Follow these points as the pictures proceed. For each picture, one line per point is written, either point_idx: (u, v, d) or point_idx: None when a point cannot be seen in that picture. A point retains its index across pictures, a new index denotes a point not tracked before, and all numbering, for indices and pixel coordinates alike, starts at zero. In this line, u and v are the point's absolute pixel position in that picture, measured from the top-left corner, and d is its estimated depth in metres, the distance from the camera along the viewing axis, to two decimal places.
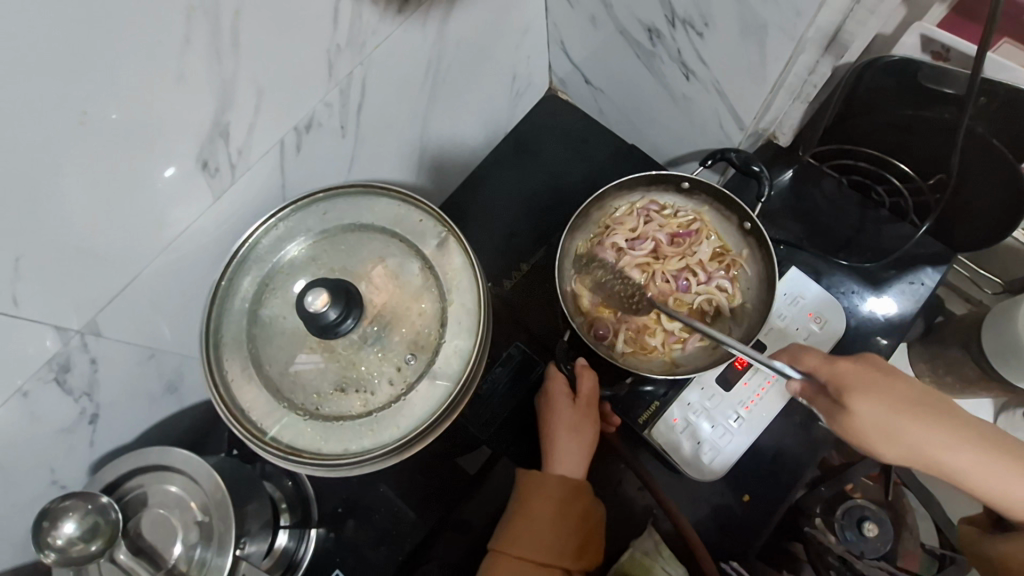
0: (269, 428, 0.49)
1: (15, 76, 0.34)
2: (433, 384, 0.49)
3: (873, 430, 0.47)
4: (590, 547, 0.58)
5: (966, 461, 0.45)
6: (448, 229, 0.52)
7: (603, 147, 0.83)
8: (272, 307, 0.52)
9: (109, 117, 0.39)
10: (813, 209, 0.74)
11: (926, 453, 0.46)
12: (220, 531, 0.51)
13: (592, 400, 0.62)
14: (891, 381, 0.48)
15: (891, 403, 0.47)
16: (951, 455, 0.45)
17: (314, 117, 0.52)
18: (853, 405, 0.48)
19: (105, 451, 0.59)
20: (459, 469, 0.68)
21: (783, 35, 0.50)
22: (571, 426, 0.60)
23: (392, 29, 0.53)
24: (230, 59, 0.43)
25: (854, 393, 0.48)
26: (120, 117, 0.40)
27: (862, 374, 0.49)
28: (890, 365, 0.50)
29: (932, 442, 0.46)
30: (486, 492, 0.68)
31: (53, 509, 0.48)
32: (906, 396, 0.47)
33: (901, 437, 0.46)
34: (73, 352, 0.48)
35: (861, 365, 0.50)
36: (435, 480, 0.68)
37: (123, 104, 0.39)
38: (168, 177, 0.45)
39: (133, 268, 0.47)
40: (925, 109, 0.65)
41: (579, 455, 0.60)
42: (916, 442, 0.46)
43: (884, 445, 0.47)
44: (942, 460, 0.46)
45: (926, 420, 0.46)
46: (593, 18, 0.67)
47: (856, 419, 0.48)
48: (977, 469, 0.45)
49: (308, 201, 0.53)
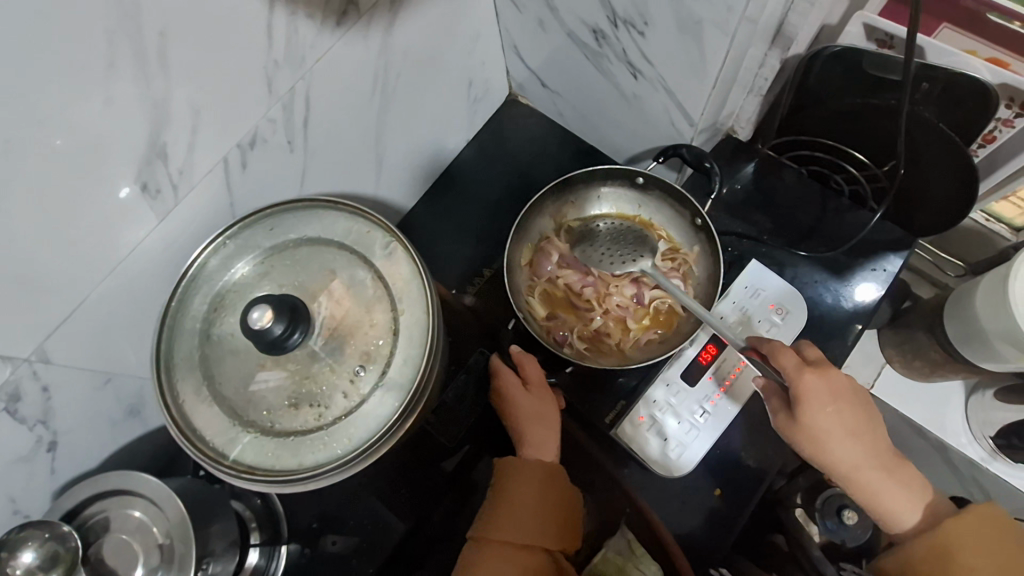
0: (225, 448, 0.49)
1: None
2: (385, 395, 0.49)
3: (807, 434, 0.55)
4: (571, 526, 0.58)
5: (862, 475, 0.55)
6: (396, 240, 0.52)
7: (565, 149, 0.83)
8: (226, 324, 0.52)
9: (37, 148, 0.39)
10: (776, 201, 0.75)
11: (834, 460, 0.55)
12: (181, 554, 0.51)
13: (544, 384, 0.63)
14: (844, 401, 0.55)
15: (837, 419, 0.54)
16: (854, 468, 0.55)
17: (258, 133, 0.52)
18: (803, 415, 0.54)
19: (67, 478, 0.59)
20: (438, 471, 0.67)
21: (717, 30, 0.50)
22: (533, 414, 0.61)
23: (333, 42, 0.53)
24: (160, 80, 0.43)
25: (807, 407, 0.54)
26: (53, 146, 0.40)
27: (823, 392, 0.54)
28: (847, 384, 0.55)
29: (843, 456, 0.55)
30: (466, 517, 0.68)
31: (10, 540, 0.48)
32: (843, 420, 0.54)
33: (829, 447, 0.54)
34: (23, 379, 0.47)
35: (826, 380, 0.55)
36: (408, 489, 0.67)
37: (50, 133, 0.39)
38: (109, 206, 0.45)
39: (76, 294, 0.47)
40: (874, 96, 0.65)
41: (551, 439, 0.61)
42: (831, 451, 0.55)
43: (807, 446, 0.56)
44: (843, 468, 0.55)
45: (856, 442, 0.55)
46: (540, 21, 0.67)
47: (800, 424, 0.55)
48: (868, 482, 0.55)
49: (255, 217, 0.53)
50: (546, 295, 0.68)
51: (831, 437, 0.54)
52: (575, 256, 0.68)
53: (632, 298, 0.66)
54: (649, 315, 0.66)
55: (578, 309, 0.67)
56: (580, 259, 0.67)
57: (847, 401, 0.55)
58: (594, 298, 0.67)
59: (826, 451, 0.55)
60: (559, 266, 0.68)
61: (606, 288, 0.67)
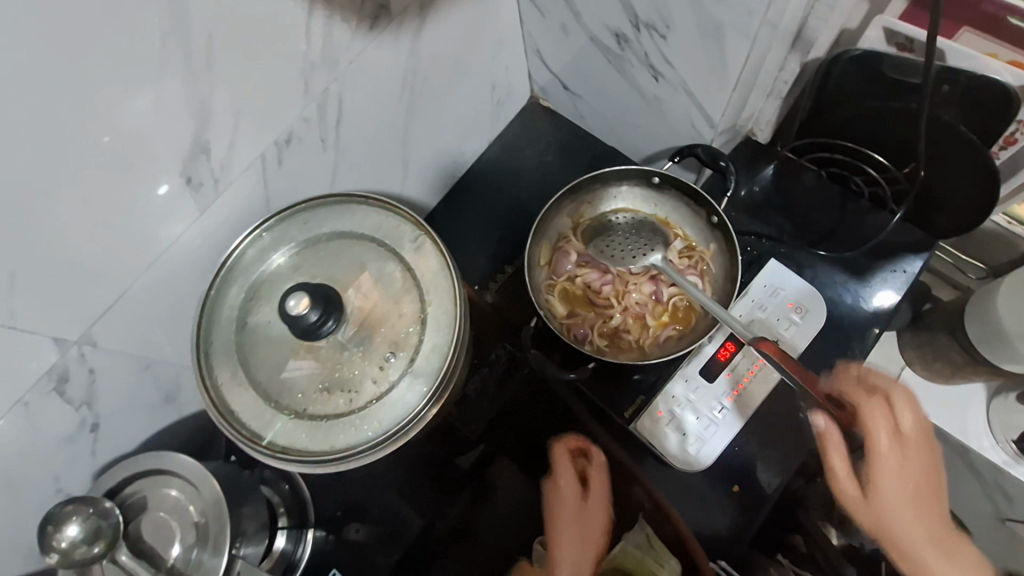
0: (260, 430, 0.51)
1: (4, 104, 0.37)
2: (413, 381, 0.51)
3: (844, 476, 0.64)
4: None
5: (910, 532, 0.61)
6: (424, 233, 0.55)
7: (585, 151, 0.85)
8: (262, 314, 0.55)
9: (93, 143, 0.42)
10: (795, 202, 0.76)
11: (878, 510, 0.63)
12: (216, 531, 0.54)
13: (599, 509, 0.63)
14: (897, 453, 0.64)
15: (895, 465, 0.63)
16: (902, 520, 0.62)
17: (294, 132, 0.55)
18: (831, 460, 0.63)
19: (106, 460, 0.61)
20: (455, 469, 0.68)
21: (737, 33, 0.52)
22: (576, 522, 0.62)
23: (365, 45, 0.56)
24: (207, 80, 0.45)
25: (835, 453, 0.63)
26: (108, 142, 0.43)
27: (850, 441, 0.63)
28: (908, 439, 0.64)
29: (883, 505, 0.63)
30: (490, 513, 0.68)
31: (56, 514, 0.51)
32: (895, 465, 0.63)
33: (880, 488, 0.63)
34: (70, 362, 0.50)
35: (868, 428, 0.64)
36: (430, 485, 0.69)
37: (106, 130, 0.42)
38: (158, 199, 0.48)
39: (122, 282, 0.50)
40: (894, 100, 0.66)
41: (587, 555, 0.60)
42: (872, 496, 0.63)
43: (850, 493, 0.64)
44: (871, 517, 0.63)
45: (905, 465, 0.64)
46: (563, 26, 0.69)
47: (834, 471, 0.64)
48: (912, 541, 0.61)
49: (290, 212, 0.55)
50: (565, 294, 0.69)
51: (869, 480, 0.64)
52: (593, 254, 0.69)
53: (650, 294, 0.68)
54: (668, 311, 0.67)
55: (597, 307, 0.68)
56: (597, 257, 0.69)
57: (897, 455, 0.64)
58: (613, 296, 0.68)
59: (870, 496, 0.64)
60: (577, 265, 0.69)
61: (624, 285, 0.68)
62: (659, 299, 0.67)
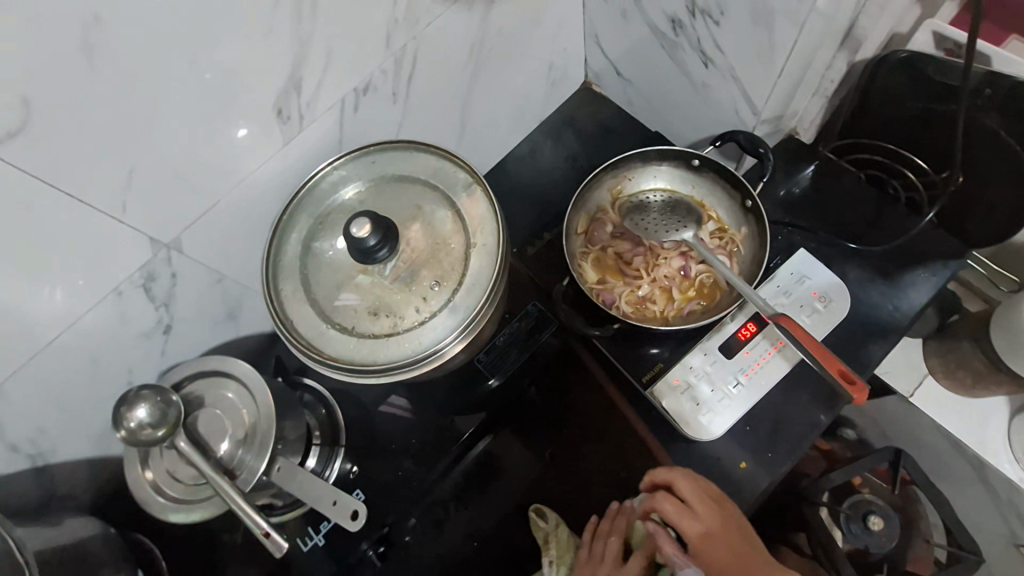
0: (313, 341, 0.57)
1: (153, 22, 0.43)
2: (452, 312, 0.56)
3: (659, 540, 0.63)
4: None
5: None
6: (477, 183, 0.60)
7: (631, 135, 0.89)
8: (322, 241, 0.60)
9: (206, 75, 0.49)
10: (831, 199, 0.79)
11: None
12: (264, 432, 0.60)
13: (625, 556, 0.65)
14: (694, 520, 0.62)
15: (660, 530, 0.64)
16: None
17: (371, 82, 0.61)
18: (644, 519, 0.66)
19: (172, 362, 0.68)
20: (455, 428, 0.73)
21: (788, 20, 0.55)
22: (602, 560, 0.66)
23: (443, 9, 0.61)
24: (308, 22, 0.52)
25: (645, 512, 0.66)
26: (213, 78, 0.49)
27: (674, 511, 0.63)
28: (704, 510, 0.62)
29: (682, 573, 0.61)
30: (506, 477, 0.76)
31: (129, 396, 0.57)
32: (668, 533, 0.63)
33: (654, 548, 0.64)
34: (159, 262, 0.57)
35: (675, 500, 0.63)
36: (436, 438, 0.73)
37: (210, 62, 0.48)
38: (242, 137, 0.55)
39: (212, 196, 0.57)
40: (937, 104, 0.68)
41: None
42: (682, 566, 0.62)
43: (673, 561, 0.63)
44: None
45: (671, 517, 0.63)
46: (623, 11, 0.74)
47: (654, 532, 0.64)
48: None
49: (359, 153, 0.61)
50: (598, 261, 0.73)
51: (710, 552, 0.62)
52: (628, 227, 0.73)
53: (678, 270, 0.71)
54: (694, 287, 0.71)
55: (627, 277, 0.72)
56: (631, 229, 0.72)
57: (690, 525, 0.62)
58: (642, 268, 0.71)
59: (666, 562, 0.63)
60: (612, 236, 0.73)
61: (653, 258, 0.71)
62: (687, 274, 0.71)
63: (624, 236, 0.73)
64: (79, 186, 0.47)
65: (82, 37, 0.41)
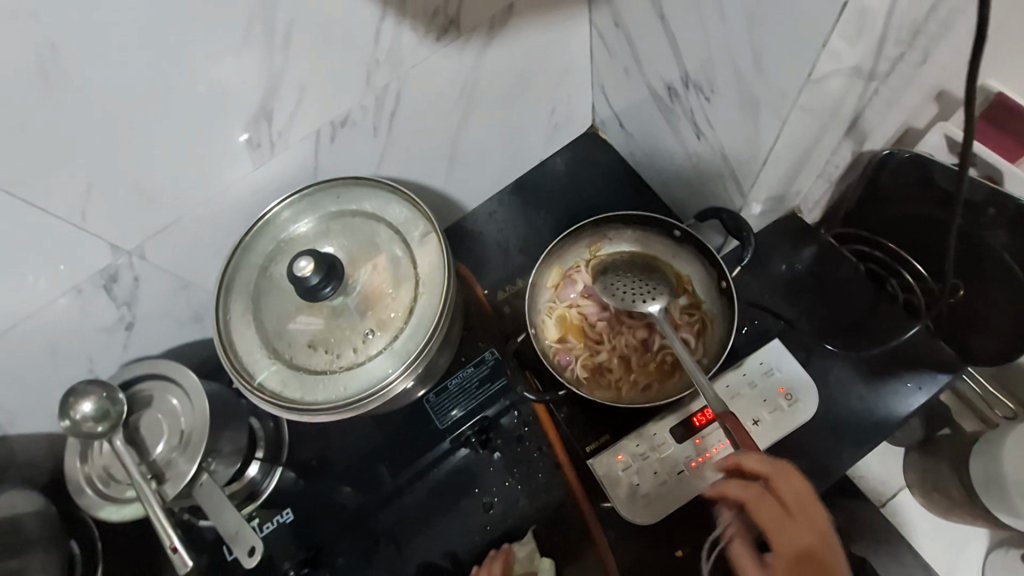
0: (249, 366, 0.58)
1: (125, 48, 0.45)
2: (385, 359, 0.56)
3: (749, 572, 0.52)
4: None
5: None
6: (433, 231, 0.60)
7: (629, 189, 0.86)
8: (280, 267, 0.61)
9: (195, 90, 0.50)
10: (824, 288, 0.74)
11: None
12: (194, 446, 0.61)
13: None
14: (798, 527, 0.50)
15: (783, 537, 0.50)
16: None
17: (349, 116, 0.62)
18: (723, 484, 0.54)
19: (135, 356, 0.71)
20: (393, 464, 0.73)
21: (771, 111, 0.52)
22: None
23: (430, 52, 0.61)
24: (280, 57, 0.52)
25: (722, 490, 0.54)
26: (206, 90, 0.51)
27: (769, 511, 0.51)
28: (805, 510, 0.51)
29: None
30: (454, 518, 0.71)
31: (78, 389, 0.60)
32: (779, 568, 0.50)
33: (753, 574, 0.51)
34: (121, 267, 0.59)
35: (778, 501, 0.51)
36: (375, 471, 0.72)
37: (206, 79, 0.50)
38: (245, 138, 0.56)
39: (178, 210, 0.58)
40: (939, 209, 0.66)
41: None
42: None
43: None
44: None
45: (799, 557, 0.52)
46: (625, 68, 0.72)
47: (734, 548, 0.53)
48: None
49: (328, 185, 0.62)
50: (562, 318, 0.71)
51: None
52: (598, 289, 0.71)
53: (641, 341, 0.69)
54: (654, 362, 0.69)
55: (588, 340, 0.70)
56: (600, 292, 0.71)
57: (786, 528, 0.50)
58: (604, 333, 0.70)
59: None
60: (580, 295, 0.72)
61: (617, 326, 0.70)
62: (649, 348, 0.69)
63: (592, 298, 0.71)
64: (38, 189, 0.50)
65: (40, 59, 0.43)
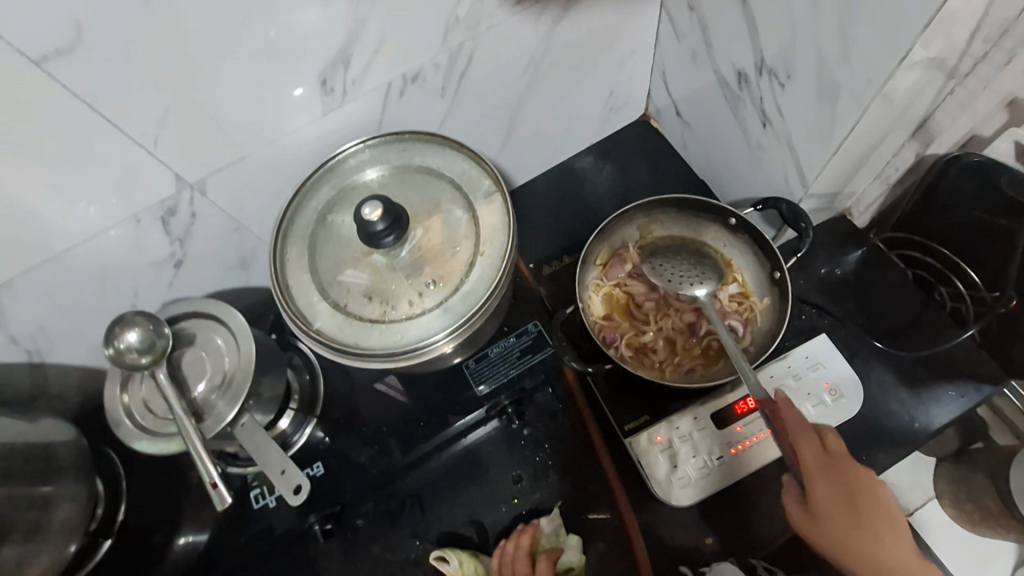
0: (303, 308, 0.57)
1: None
2: (441, 313, 0.56)
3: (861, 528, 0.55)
4: None
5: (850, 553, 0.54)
6: (499, 192, 0.60)
7: (678, 177, 0.86)
8: (339, 215, 0.61)
9: (270, 33, 0.50)
10: (871, 291, 0.75)
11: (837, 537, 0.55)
12: (237, 386, 0.60)
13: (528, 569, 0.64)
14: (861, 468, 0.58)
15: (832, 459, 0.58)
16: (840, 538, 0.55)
17: (421, 72, 0.61)
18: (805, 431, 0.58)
19: (178, 295, 0.70)
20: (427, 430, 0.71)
21: (852, 99, 0.52)
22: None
23: (507, 16, 0.61)
24: (366, 4, 0.52)
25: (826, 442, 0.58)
26: (276, 36, 0.51)
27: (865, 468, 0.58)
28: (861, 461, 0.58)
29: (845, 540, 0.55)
30: (483, 487, 0.71)
31: (125, 318, 0.59)
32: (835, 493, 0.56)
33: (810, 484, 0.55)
34: (181, 201, 0.59)
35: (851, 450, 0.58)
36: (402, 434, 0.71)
37: (282, 22, 0.50)
38: (295, 96, 0.56)
39: (244, 149, 0.58)
40: (1001, 218, 0.66)
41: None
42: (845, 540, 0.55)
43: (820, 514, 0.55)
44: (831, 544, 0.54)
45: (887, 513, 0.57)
46: (693, 54, 0.72)
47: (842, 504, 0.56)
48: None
49: (395, 138, 0.62)
50: (609, 296, 0.71)
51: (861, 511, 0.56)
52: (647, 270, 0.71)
53: (688, 325, 0.69)
54: (700, 346, 0.68)
55: (634, 320, 0.70)
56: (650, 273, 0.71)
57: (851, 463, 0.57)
58: (651, 314, 0.70)
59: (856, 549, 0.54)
60: (628, 275, 0.72)
61: (665, 307, 0.70)
62: (696, 332, 0.69)
63: (641, 279, 0.71)
64: (115, 111, 0.49)
65: None
